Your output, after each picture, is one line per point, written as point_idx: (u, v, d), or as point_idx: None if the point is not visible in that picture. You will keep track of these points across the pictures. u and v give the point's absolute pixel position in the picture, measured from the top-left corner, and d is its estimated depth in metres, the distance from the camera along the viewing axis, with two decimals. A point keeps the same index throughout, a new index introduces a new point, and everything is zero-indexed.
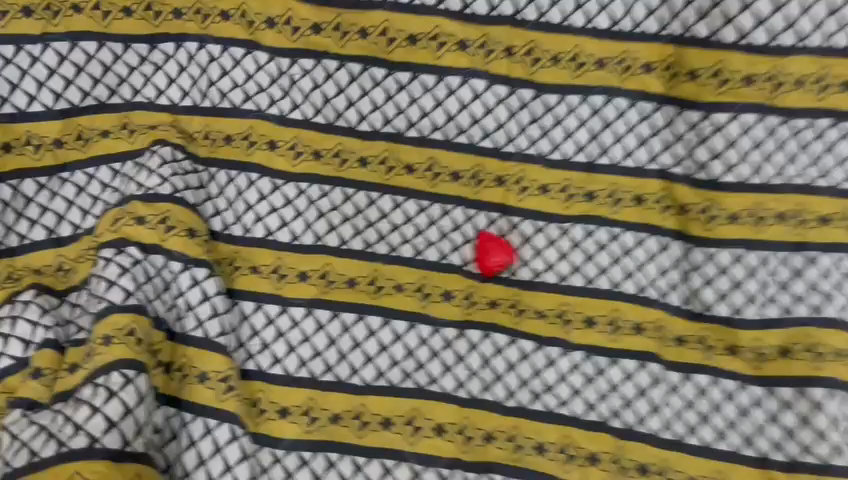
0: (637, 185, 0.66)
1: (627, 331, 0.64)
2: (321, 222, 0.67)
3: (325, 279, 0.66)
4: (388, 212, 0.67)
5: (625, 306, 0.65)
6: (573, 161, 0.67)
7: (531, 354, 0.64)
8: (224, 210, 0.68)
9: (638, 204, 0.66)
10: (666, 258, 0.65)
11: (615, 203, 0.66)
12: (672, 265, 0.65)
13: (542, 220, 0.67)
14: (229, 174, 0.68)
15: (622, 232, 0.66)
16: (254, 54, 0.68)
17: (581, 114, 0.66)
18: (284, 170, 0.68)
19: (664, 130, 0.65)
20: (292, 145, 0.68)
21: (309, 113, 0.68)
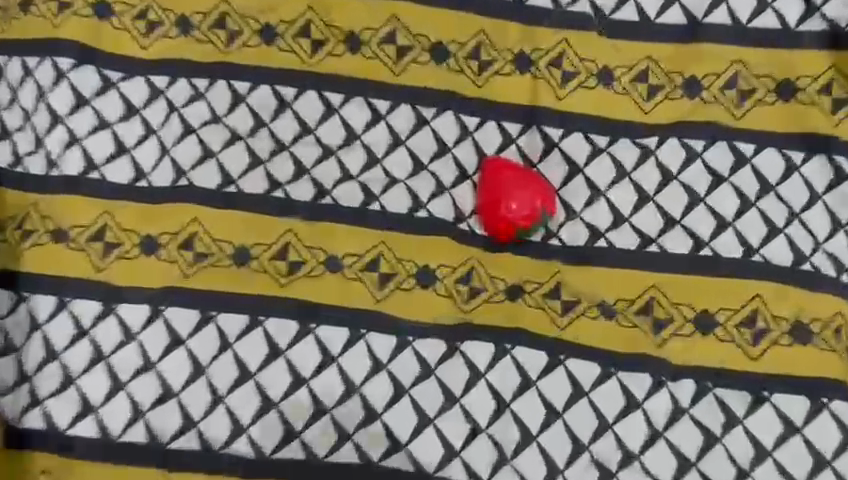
0: (777, 63, 0.36)
1: (779, 341, 0.33)
2: (187, 145, 0.36)
3: (192, 250, 0.34)
4: (314, 126, 0.36)
5: (772, 292, 0.33)
6: (656, 24, 0.37)
7: (593, 391, 0.33)
8: (9, 129, 0.36)
9: (785, 101, 0.36)
10: (842, 200, 0.34)
11: (742, 98, 0.36)
12: None
13: (603, 134, 0.36)
14: (20, 61, 0.36)
15: (756, 151, 0.35)
16: None
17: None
18: (124, 53, 0.37)
19: None
20: (139, 10, 0.37)
21: None
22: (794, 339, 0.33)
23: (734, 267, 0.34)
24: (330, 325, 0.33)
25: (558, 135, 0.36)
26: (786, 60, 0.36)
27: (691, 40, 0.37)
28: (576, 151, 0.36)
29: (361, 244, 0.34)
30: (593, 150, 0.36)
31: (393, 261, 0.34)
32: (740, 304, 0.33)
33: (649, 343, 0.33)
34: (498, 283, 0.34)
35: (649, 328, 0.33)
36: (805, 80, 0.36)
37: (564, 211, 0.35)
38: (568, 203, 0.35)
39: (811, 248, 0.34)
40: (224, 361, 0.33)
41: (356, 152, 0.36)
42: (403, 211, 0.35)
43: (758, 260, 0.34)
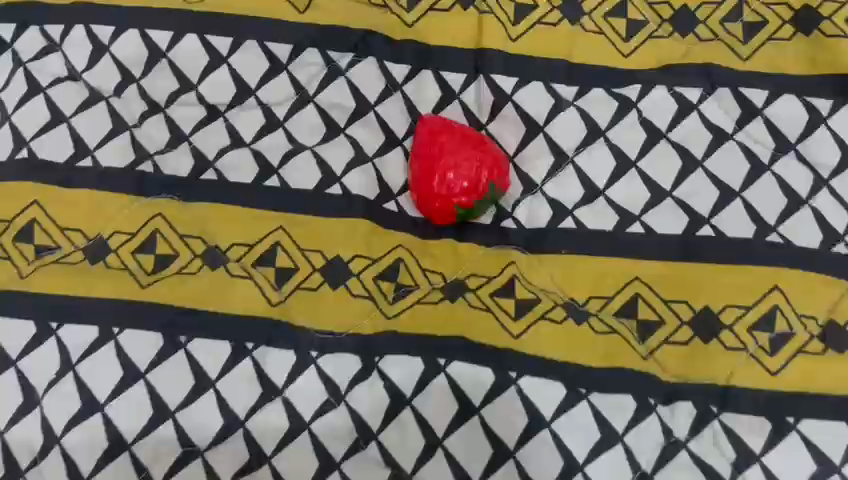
0: None
1: (807, 348, 0.24)
2: (31, 107, 0.27)
3: (30, 242, 0.26)
4: (195, 81, 0.28)
5: (797, 283, 0.25)
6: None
7: (555, 419, 0.24)
8: None
9: (806, 33, 0.27)
10: None
11: (748, 33, 0.28)
12: None
13: (570, 83, 0.28)
14: None
15: (768, 100, 0.27)
16: None
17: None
18: None
19: None
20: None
21: None
22: (827, 345, 0.24)
23: (746, 252, 0.25)
24: (206, 337, 0.25)
25: (510, 86, 0.28)
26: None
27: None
28: (536, 105, 0.27)
29: (251, 231, 0.26)
30: (556, 104, 0.27)
31: (293, 253, 0.26)
32: (753, 302, 0.25)
33: (632, 355, 0.25)
34: (430, 278, 0.26)
35: (631, 333, 0.25)
36: (830, 8, 0.27)
37: (520, 184, 0.27)
38: (526, 172, 0.27)
39: None
40: (63, 390, 0.24)
41: (250, 113, 0.27)
42: (310, 187, 0.27)
43: (776, 241, 0.25)
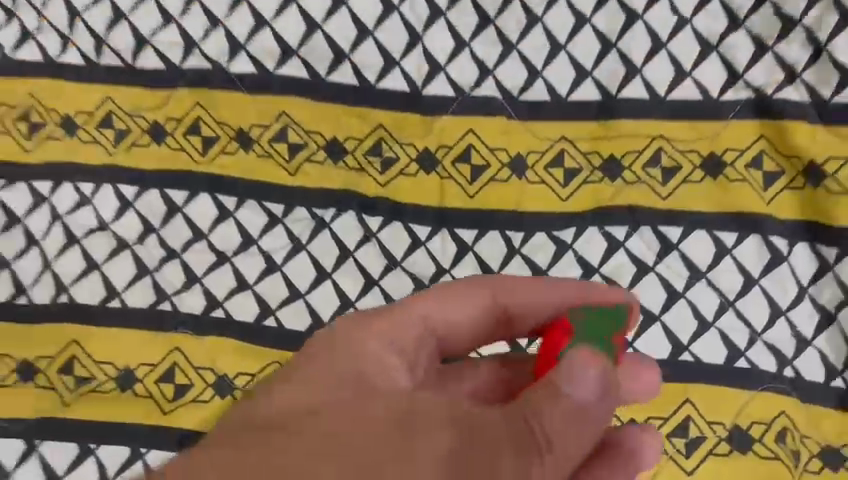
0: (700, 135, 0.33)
1: (715, 450, 0.30)
2: (69, 257, 0.33)
3: (67, 374, 0.32)
4: (206, 230, 0.33)
5: (704, 394, 0.30)
6: (568, 101, 0.33)
7: None
8: None
9: (713, 177, 0.32)
10: (779, 282, 0.31)
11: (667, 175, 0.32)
12: (794, 301, 0.31)
13: (517, 230, 0.33)
14: None
15: (684, 234, 0.32)
16: None
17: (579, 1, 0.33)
18: (7, 160, 0.35)
19: (750, 19, 0.32)
20: (21, 111, 0.35)
21: (51, 49, 0.35)
22: (733, 447, 0.30)
23: (663, 371, 0.31)
24: None
25: (471, 237, 0.33)
26: (713, 133, 0.32)
27: (610, 117, 0.33)
28: (493, 253, 0.32)
29: (253, 362, 0.32)
30: (508, 251, 0.32)
31: None
32: (669, 412, 0.30)
33: None
34: None
35: None
36: (732, 155, 0.32)
37: None
38: None
39: (748, 340, 0.31)
40: None
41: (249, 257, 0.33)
42: (301, 329, 0.32)
43: (688, 359, 0.31)
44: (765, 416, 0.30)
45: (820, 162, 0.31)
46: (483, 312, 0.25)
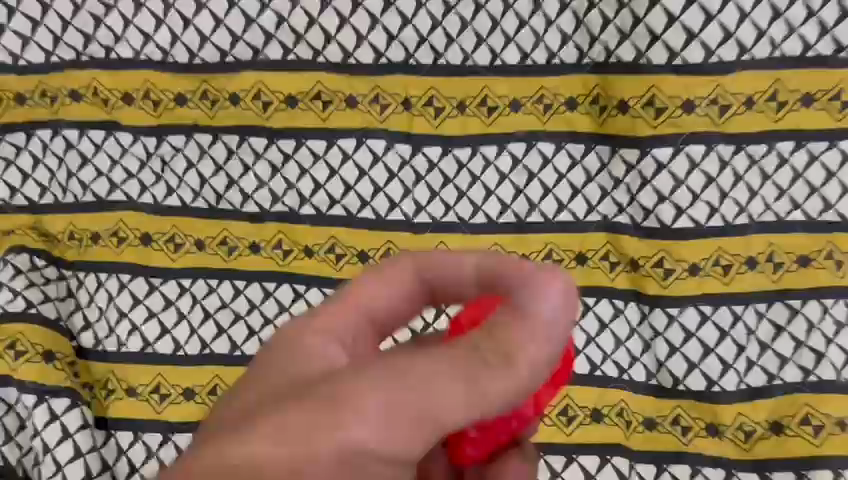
0: (574, 242, 0.55)
1: (584, 420, 0.54)
2: (208, 325, 0.56)
3: (215, 394, 0.55)
4: (288, 305, 0.56)
5: (577, 390, 0.54)
6: (498, 222, 0.55)
7: None
8: (96, 322, 0.57)
9: (581, 265, 0.55)
10: (620, 325, 0.54)
11: (554, 265, 0.55)
12: (628, 335, 0.54)
13: None
14: (99, 277, 0.57)
15: None
16: (117, 135, 0.58)
17: (501, 166, 0.56)
18: (163, 265, 0.57)
19: (598, 176, 0.55)
20: (169, 236, 0.58)
21: (187, 198, 0.58)
22: (594, 418, 0.54)
23: None
24: None
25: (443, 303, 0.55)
26: (581, 240, 0.55)
27: (521, 231, 0.55)
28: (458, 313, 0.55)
29: None
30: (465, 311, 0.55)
31: None
32: (558, 401, 0.54)
33: None
34: None
35: None
36: (590, 253, 0.55)
37: None
38: None
39: (602, 358, 0.54)
40: None
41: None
42: None
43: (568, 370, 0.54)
44: (612, 400, 0.54)
45: (641, 258, 0.54)
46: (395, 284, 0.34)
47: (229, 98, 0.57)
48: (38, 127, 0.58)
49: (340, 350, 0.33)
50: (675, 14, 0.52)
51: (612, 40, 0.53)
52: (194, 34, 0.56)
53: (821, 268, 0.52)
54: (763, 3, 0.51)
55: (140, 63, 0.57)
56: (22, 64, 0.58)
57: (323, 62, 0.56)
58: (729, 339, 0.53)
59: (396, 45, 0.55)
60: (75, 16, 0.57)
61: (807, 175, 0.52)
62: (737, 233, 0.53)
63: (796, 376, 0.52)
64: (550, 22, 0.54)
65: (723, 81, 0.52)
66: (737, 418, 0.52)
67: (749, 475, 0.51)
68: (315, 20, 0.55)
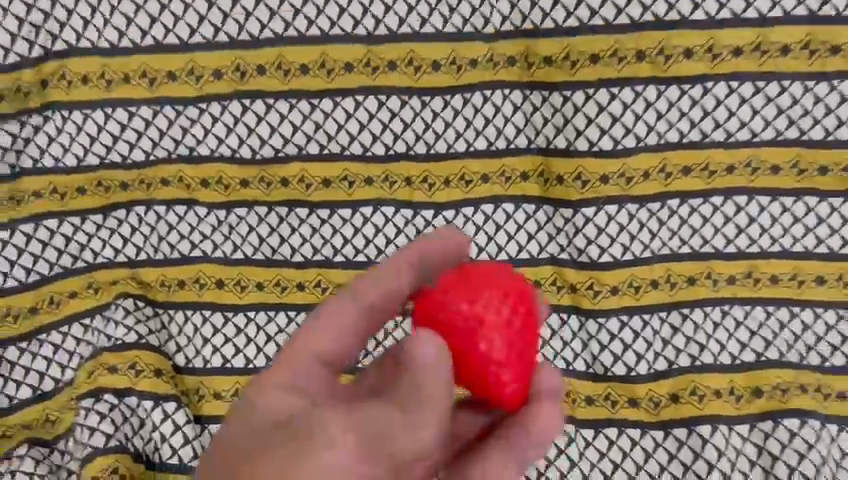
0: (533, 272, 0.76)
1: None
2: (270, 345, 0.77)
3: None
4: None
5: None
6: (479, 259, 0.76)
7: None
8: (185, 346, 0.77)
9: (537, 288, 0.76)
10: (567, 331, 0.76)
11: None
12: (573, 337, 0.76)
13: None
14: (186, 313, 0.78)
15: None
16: (195, 209, 0.77)
17: (478, 220, 0.76)
18: (232, 302, 0.78)
19: (546, 226, 0.76)
20: (237, 280, 0.78)
21: (249, 251, 0.78)
22: None
23: None
24: None
25: None
26: (537, 270, 0.76)
27: (495, 265, 0.76)
28: None
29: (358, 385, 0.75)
30: None
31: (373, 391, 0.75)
32: None
33: None
34: None
35: None
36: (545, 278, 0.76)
37: None
38: None
39: (554, 354, 0.76)
40: None
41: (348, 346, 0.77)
42: None
43: None
44: (562, 385, 0.76)
45: (578, 283, 0.76)
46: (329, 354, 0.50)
47: (280, 181, 0.76)
48: (135, 204, 0.77)
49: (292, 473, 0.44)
50: (592, 116, 0.74)
51: (551, 132, 0.74)
52: (256, 138, 0.75)
53: (703, 285, 0.75)
54: (650, 109, 0.73)
55: (215, 158, 0.76)
56: (129, 162, 0.76)
57: (350, 155, 0.76)
58: (642, 338, 0.75)
59: (400, 140, 0.75)
60: (171, 128, 0.75)
61: (690, 221, 0.74)
62: (642, 263, 0.75)
63: (687, 362, 0.74)
64: (507, 119, 0.74)
65: (626, 162, 0.74)
66: (649, 394, 0.74)
67: (658, 432, 0.74)
68: (342, 126, 0.75)
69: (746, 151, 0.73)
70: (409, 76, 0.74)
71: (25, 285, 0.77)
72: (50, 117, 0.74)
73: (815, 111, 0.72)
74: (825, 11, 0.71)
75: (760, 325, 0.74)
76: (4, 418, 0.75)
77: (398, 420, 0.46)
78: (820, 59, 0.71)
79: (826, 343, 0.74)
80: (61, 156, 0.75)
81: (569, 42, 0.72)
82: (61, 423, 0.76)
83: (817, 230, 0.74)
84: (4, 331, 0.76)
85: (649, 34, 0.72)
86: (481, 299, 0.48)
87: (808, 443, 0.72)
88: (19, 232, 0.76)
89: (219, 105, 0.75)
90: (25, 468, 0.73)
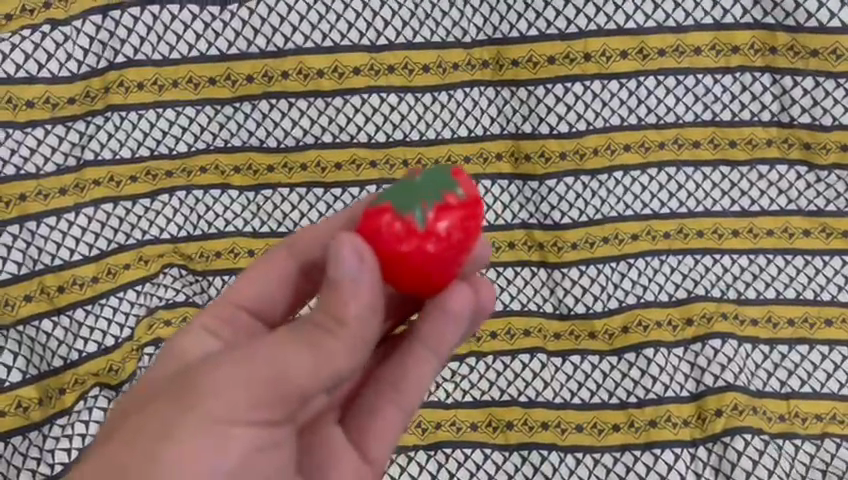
0: (507, 236, 0.93)
1: (521, 335, 0.91)
2: None
3: None
4: None
5: (515, 319, 0.91)
6: None
7: (456, 369, 0.90)
8: None
9: (511, 248, 0.93)
10: (536, 280, 0.92)
11: (496, 250, 0.93)
12: (542, 285, 0.92)
13: None
14: (223, 278, 0.92)
15: (504, 268, 0.93)
16: (228, 192, 0.93)
17: None
18: None
19: (517, 197, 0.93)
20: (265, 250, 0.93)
21: (274, 225, 0.93)
22: (527, 333, 0.91)
23: (502, 313, 0.91)
24: None
25: None
26: (510, 234, 0.93)
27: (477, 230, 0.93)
28: None
29: None
30: None
31: None
32: (503, 325, 0.91)
33: (477, 344, 0.91)
34: None
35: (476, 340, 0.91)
36: (517, 240, 0.93)
37: None
38: None
39: (528, 299, 0.92)
40: None
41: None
42: None
43: (509, 307, 0.91)
44: (535, 322, 0.91)
45: (544, 241, 0.93)
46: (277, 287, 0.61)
47: (301, 166, 0.93)
48: (177, 189, 0.93)
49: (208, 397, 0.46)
50: (552, 106, 0.92)
51: (519, 120, 0.93)
52: (281, 131, 0.93)
53: (643, 240, 0.92)
54: (597, 99, 0.92)
55: (246, 147, 0.93)
56: (174, 153, 0.92)
57: (357, 142, 0.93)
58: (597, 283, 0.92)
59: (398, 129, 0.93)
60: (210, 123, 0.92)
61: (632, 188, 0.93)
62: (595, 223, 0.93)
63: (633, 300, 0.91)
64: (483, 110, 0.93)
65: (580, 142, 0.93)
66: (605, 327, 0.91)
67: (612, 357, 0.90)
68: (351, 119, 0.93)
69: (674, 131, 0.93)
70: (405, 76, 0.92)
71: (88, 259, 0.89)
72: (110, 117, 0.90)
73: (723, 98, 0.92)
74: (726, 19, 0.91)
75: (691, 268, 0.92)
76: (76, 369, 0.86)
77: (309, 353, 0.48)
78: (725, 57, 0.92)
79: (742, 280, 0.92)
80: (119, 149, 0.91)
81: (531, 47, 0.92)
82: (123, 372, 0.88)
83: (731, 193, 0.93)
84: (73, 296, 0.88)
85: (593, 40, 0.91)
86: (456, 224, 0.53)
87: (728, 357, 0.88)
88: (82, 214, 0.89)
89: (251, 104, 0.92)
90: (100, 405, 0.85)
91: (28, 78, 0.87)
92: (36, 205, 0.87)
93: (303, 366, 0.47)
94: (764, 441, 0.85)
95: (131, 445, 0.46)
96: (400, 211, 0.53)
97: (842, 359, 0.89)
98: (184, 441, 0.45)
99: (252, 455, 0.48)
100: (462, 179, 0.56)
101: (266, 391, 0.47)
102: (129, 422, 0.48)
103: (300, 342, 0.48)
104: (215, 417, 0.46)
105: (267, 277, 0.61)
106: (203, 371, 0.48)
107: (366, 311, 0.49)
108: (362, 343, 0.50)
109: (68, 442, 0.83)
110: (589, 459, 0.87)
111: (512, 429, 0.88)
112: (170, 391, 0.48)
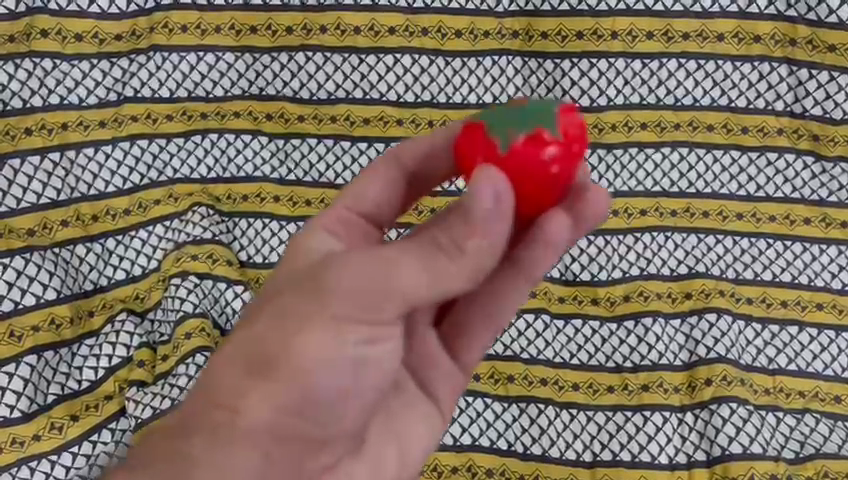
0: None
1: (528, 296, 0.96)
2: None
3: None
4: None
5: None
6: None
7: None
8: (247, 246, 0.95)
9: None
10: None
11: None
12: None
13: None
14: (249, 220, 0.95)
15: None
16: (259, 138, 0.96)
17: None
18: (287, 213, 0.95)
19: None
20: (289, 197, 0.96)
21: (300, 175, 0.97)
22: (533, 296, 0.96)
23: None
24: None
25: None
26: None
27: None
28: None
29: None
30: None
31: None
32: None
33: None
34: None
35: None
36: None
37: None
38: None
39: None
40: None
41: None
42: None
43: None
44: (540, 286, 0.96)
45: None
46: (367, 191, 0.61)
47: (330, 119, 0.97)
48: (210, 131, 0.96)
49: (323, 306, 0.48)
50: (576, 80, 0.96)
51: (542, 91, 0.97)
52: (315, 83, 0.97)
53: (651, 216, 0.97)
54: (619, 77, 0.96)
55: (280, 96, 0.97)
56: (211, 97, 0.96)
57: (385, 100, 0.97)
58: (603, 252, 0.96)
59: (426, 90, 0.97)
60: (247, 71, 0.96)
61: (644, 166, 0.97)
62: (607, 196, 0.97)
63: (636, 272, 0.96)
64: (510, 79, 0.97)
65: (600, 116, 0.97)
66: (607, 295, 0.95)
67: (613, 323, 0.94)
68: (382, 77, 0.96)
69: (690, 113, 0.97)
70: (437, 40, 0.96)
71: (121, 191, 0.93)
72: (152, 57, 0.94)
73: (740, 85, 0.96)
74: (751, 8, 0.96)
75: (693, 246, 0.96)
76: (104, 294, 0.90)
77: (419, 272, 0.49)
78: (746, 45, 0.96)
79: (741, 262, 0.96)
80: (158, 88, 0.95)
81: (560, 22, 0.96)
82: (148, 300, 0.92)
83: (738, 178, 0.97)
84: (106, 226, 0.92)
85: (620, 19, 0.96)
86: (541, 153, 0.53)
87: (722, 331, 0.92)
88: (118, 148, 0.93)
89: (288, 55, 0.96)
90: (127, 329, 0.89)
91: (78, 11, 0.92)
92: (77, 135, 0.91)
93: (416, 280, 0.48)
94: (748, 410, 0.89)
95: (249, 346, 0.49)
96: (494, 127, 0.54)
97: (829, 342, 0.94)
98: (302, 341, 0.48)
99: (356, 367, 0.50)
100: (568, 117, 0.55)
101: (370, 301, 0.48)
102: (257, 317, 0.50)
103: (413, 259, 0.49)
104: (331, 318, 0.48)
105: (377, 189, 0.62)
106: (322, 276, 0.49)
107: (480, 246, 0.49)
108: (478, 271, 0.50)
109: (95, 361, 0.87)
110: (583, 416, 0.91)
111: (512, 382, 0.93)
112: (290, 294, 0.50)
